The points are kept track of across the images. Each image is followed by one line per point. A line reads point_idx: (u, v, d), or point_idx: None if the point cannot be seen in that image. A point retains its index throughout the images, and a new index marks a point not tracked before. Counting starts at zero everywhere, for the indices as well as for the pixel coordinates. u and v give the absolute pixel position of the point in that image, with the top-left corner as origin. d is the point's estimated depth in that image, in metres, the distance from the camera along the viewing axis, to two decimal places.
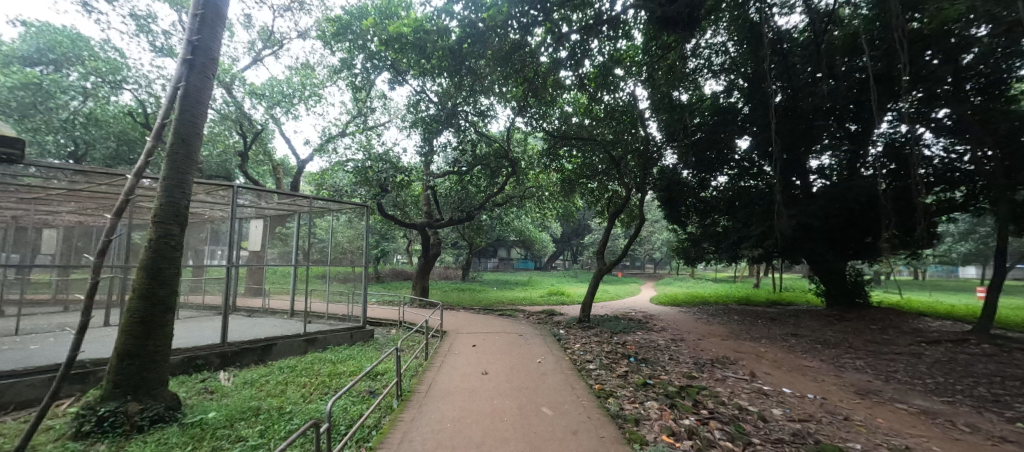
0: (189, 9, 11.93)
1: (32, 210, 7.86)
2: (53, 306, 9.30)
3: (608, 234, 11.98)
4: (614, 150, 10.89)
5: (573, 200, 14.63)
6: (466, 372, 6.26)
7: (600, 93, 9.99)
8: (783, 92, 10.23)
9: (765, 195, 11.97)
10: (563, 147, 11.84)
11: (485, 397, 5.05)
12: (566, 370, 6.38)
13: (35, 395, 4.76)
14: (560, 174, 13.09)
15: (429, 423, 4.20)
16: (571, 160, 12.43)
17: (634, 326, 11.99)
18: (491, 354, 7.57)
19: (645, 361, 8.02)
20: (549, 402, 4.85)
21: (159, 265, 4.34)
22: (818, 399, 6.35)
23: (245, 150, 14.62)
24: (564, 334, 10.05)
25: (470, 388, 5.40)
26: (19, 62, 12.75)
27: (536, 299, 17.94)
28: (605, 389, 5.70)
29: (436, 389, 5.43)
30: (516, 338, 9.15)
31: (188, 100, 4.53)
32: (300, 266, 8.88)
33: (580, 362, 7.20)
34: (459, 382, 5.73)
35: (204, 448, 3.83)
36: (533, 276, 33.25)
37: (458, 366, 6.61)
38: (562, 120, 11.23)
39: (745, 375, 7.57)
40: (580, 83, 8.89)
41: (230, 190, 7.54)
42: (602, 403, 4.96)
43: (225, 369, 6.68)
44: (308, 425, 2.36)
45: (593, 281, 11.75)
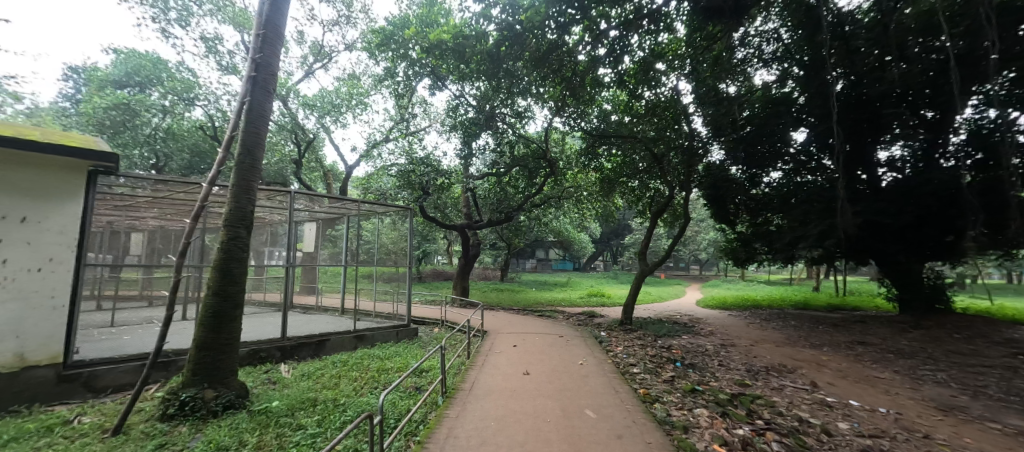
0: (251, 29, 12.90)
1: (123, 216, 8.81)
2: (139, 301, 10.37)
3: (650, 234, 11.67)
4: (656, 148, 10.65)
5: (613, 200, 14.44)
6: (508, 372, 6.37)
7: (641, 89, 9.84)
8: (844, 79, 9.49)
9: (824, 191, 11.15)
10: (603, 146, 11.71)
11: (529, 397, 5.14)
12: (609, 374, 6.31)
13: (129, 380, 5.33)
14: (600, 174, 12.96)
15: (473, 420, 4.34)
16: (610, 159, 12.29)
17: (679, 330, 11.65)
18: (532, 354, 7.66)
19: (692, 366, 7.80)
20: (592, 405, 4.87)
21: (230, 265, 4.76)
22: (892, 414, 5.91)
23: (300, 158, 15.61)
24: (606, 336, 9.92)
25: (512, 388, 5.50)
26: (111, 85, 14.28)
27: (575, 300, 17.82)
28: (651, 394, 5.60)
29: (479, 388, 5.55)
30: (558, 339, 9.19)
31: (252, 112, 4.93)
32: (350, 266, 9.34)
33: (624, 365, 7.11)
34: (502, 381, 5.86)
35: (270, 434, 4.17)
36: (572, 277, 33.02)
37: (501, 366, 6.69)
38: (601, 118, 11.13)
39: (803, 385, 7.18)
40: (620, 81, 8.78)
41: (288, 195, 8.07)
42: (648, 407, 4.91)
43: (285, 362, 7.20)
44: (364, 416, 2.54)
45: (635, 282, 11.50)
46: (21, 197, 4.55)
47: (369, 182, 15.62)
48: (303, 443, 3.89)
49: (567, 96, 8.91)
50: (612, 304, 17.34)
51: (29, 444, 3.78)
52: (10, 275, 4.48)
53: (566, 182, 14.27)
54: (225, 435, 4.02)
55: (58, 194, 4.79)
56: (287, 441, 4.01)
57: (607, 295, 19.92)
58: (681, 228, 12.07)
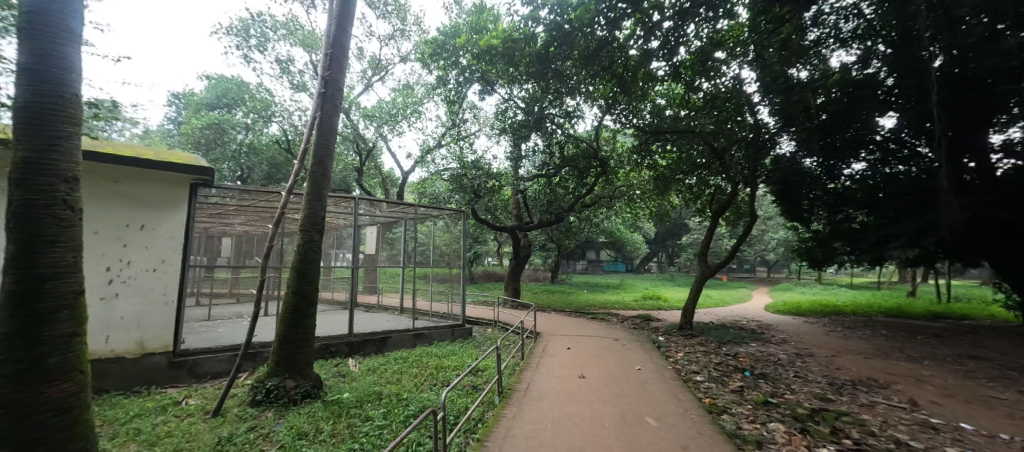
0: (318, 49, 13.93)
1: (216, 222, 9.90)
2: (228, 298, 11.59)
3: (711, 234, 11.12)
4: (716, 142, 10.14)
5: (669, 199, 13.94)
6: (564, 375, 6.37)
7: (698, 81, 9.43)
8: (944, 54, 8.11)
9: (921, 183, 10.01)
10: (657, 143, 11.31)
11: (586, 401, 5.14)
12: (671, 381, 6.14)
13: (224, 368, 5.92)
14: (654, 172, 12.59)
15: (532, 421, 4.43)
16: (665, 155, 11.95)
17: (747, 337, 10.99)
18: (587, 357, 7.61)
19: (763, 376, 7.35)
20: (654, 412, 4.77)
21: (305, 267, 5.21)
22: (1014, 441, 5.19)
23: (361, 166, 16.62)
24: (665, 341, 9.65)
25: (568, 391, 5.52)
26: (204, 107, 16.07)
27: (628, 303, 17.38)
28: (717, 404, 5.37)
29: (534, 390, 5.60)
30: (613, 342, 9.06)
31: (321, 126, 5.35)
32: (408, 267, 9.81)
33: (686, 372, 6.88)
34: (557, 384, 5.89)
35: (343, 423, 4.51)
36: (626, 279, 32.17)
37: (556, 369, 6.72)
38: (653, 113, 10.83)
39: (899, 403, 6.51)
40: (675, 73, 8.46)
41: (353, 201, 8.64)
42: (716, 419, 4.71)
43: (352, 357, 7.72)
44: (427, 414, 2.70)
45: (695, 284, 11.05)
46: (135, 208, 5.26)
47: (423, 186, 16.29)
48: (372, 434, 4.17)
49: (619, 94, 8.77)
50: (670, 307, 16.72)
51: (150, 420, 4.39)
52: (133, 275, 5.23)
53: (618, 180, 14.00)
54: (305, 422, 4.42)
55: (163, 205, 5.47)
56: (358, 430, 4.33)
57: (663, 298, 19.28)
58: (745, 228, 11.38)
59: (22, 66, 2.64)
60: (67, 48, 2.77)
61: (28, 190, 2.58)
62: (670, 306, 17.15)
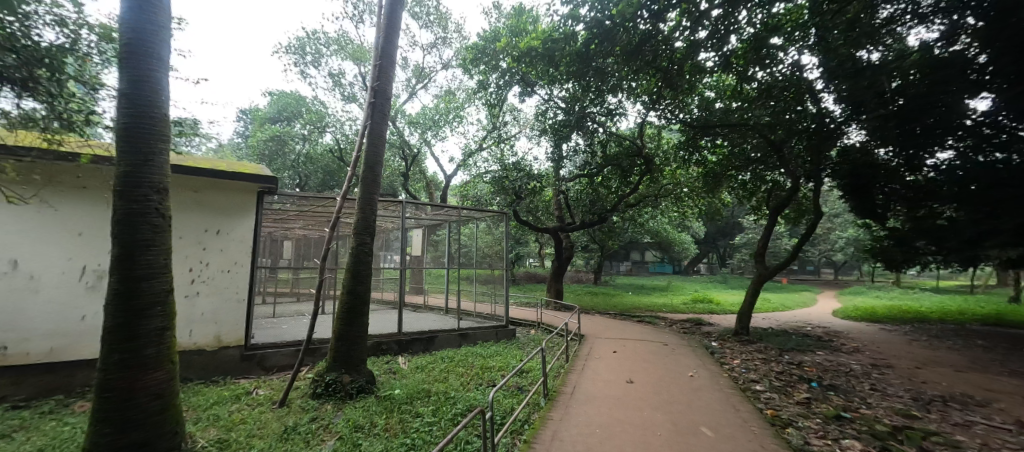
0: (366, 61, 14.61)
1: (278, 227, 10.66)
2: (289, 297, 12.45)
3: (769, 234, 10.55)
4: (772, 133, 9.27)
5: (720, 196, 13.35)
6: (610, 379, 6.29)
7: (752, 70, 8.79)
8: None
9: None
10: (706, 137, 10.89)
11: (633, 407, 5.05)
12: (726, 389, 5.88)
13: (289, 362, 6.30)
14: (702, 168, 12.19)
15: (577, 425, 4.44)
16: (714, 150, 11.49)
17: (811, 345, 10.28)
18: (634, 362, 7.44)
19: (833, 388, 6.87)
20: (709, 422, 4.60)
21: (359, 268, 5.50)
22: None
23: (407, 171, 17.22)
24: (719, 347, 9.23)
25: (615, 396, 5.45)
26: (266, 121, 17.35)
27: (677, 306, 16.79)
28: (780, 416, 5.09)
29: (580, 393, 5.60)
30: (662, 347, 8.82)
31: (372, 134, 5.65)
32: (452, 268, 10.07)
33: (743, 381, 6.56)
34: (603, 388, 5.82)
35: (395, 418, 4.73)
36: (673, 281, 31.09)
37: (603, 373, 6.64)
38: (701, 107, 10.45)
39: (1003, 424, 5.80)
40: (725, 64, 8.11)
41: (401, 205, 9.00)
42: (780, 432, 4.46)
43: (401, 355, 8.04)
44: (477, 414, 2.76)
45: (750, 287, 10.52)
46: (212, 215, 5.81)
47: (466, 189, 16.65)
48: (422, 430, 4.34)
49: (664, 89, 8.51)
50: (723, 311, 15.98)
51: (225, 408, 4.82)
52: (212, 275, 5.79)
53: (665, 178, 13.61)
54: (361, 416, 4.68)
55: (237, 211, 5.99)
56: (409, 425, 4.52)
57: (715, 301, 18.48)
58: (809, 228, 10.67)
59: (123, 91, 3.02)
60: (157, 74, 3.13)
61: (129, 199, 2.95)
62: (722, 309, 16.41)
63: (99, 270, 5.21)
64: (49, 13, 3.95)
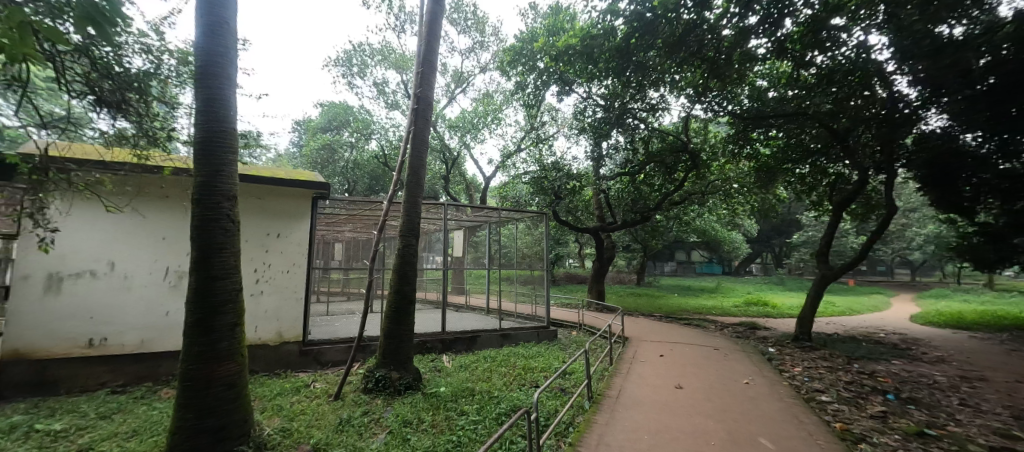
0: (408, 68, 15.12)
1: (330, 230, 11.27)
2: (340, 296, 13.12)
3: (832, 231, 9.88)
4: (835, 123, 8.26)
5: (775, 191, 12.56)
6: (658, 384, 6.15)
7: (809, 56, 8.00)
8: None
9: None
10: (756, 130, 10.26)
11: (682, 414, 4.93)
12: (787, 399, 5.59)
13: (342, 357, 6.66)
14: (754, 162, 11.61)
15: (625, 430, 4.39)
16: (767, 143, 10.86)
17: (881, 352, 9.51)
18: (683, 367, 7.23)
19: (914, 401, 6.31)
20: (768, 433, 4.40)
21: (405, 269, 5.72)
22: None
23: (448, 174, 17.62)
24: (776, 353, 8.75)
25: (663, 401, 5.35)
26: (317, 130, 18.36)
27: (727, 309, 16.06)
28: (852, 431, 4.75)
29: (626, 397, 5.52)
30: (714, 352, 8.49)
31: (415, 139, 5.86)
32: (493, 268, 10.21)
33: (807, 391, 6.17)
34: (651, 392, 5.72)
35: (441, 415, 4.88)
36: (722, 282, 29.75)
37: (649, 377, 6.51)
38: (753, 97, 9.94)
39: None
40: (780, 49, 7.64)
41: (443, 208, 9.26)
42: (852, 448, 4.17)
43: (445, 353, 8.27)
44: (522, 414, 2.80)
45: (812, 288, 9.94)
46: (274, 220, 6.26)
47: (505, 190, 16.81)
48: (467, 428, 4.45)
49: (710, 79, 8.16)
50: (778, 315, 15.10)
51: (287, 399, 5.18)
52: (274, 275, 6.24)
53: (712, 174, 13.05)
54: (409, 412, 4.87)
55: (295, 216, 6.42)
56: (455, 422, 4.65)
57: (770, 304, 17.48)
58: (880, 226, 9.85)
59: (197, 108, 3.34)
60: (225, 91, 3.41)
61: (204, 207, 3.25)
62: (778, 312, 15.50)
63: (180, 271, 5.75)
64: (137, 44, 4.45)
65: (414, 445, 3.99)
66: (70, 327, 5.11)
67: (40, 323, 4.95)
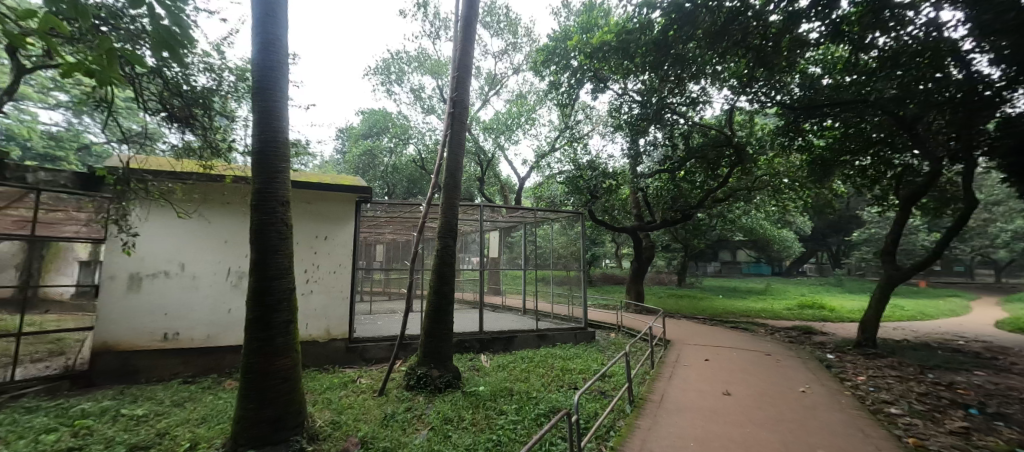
0: (442, 73, 15.46)
1: (374, 232, 11.75)
2: (383, 296, 13.62)
3: (900, 230, 9.16)
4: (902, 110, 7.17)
5: (832, 185, 11.48)
6: (703, 389, 5.98)
7: (870, 37, 6.92)
8: None
9: None
10: (809, 121, 9.32)
11: (730, 422, 4.76)
12: (848, 410, 5.26)
13: (386, 354, 6.93)
14: (806, 155, 10.73)
15: (669, 437, 4.30)
16: (822, 134, 9.93)
17: (953, 360, 8.73)
18: (729, 372, 6.98)
19: (1004, 417, 5.61)
20: (826, 445, 4.16)
21: (444, 269, 5.87)
22: None
23: (483, 176, 17.84)
24: (836, 360, 8.22)
25: (709, 408, 5.19)
26: (358, 137, 19.13)
27: (776, 312, 15.27)
28: (926, 446, 4.36)
29: (669, 402, 5.41)
30: (764, 358, 8.12)
31: (452, 143, 6.01)
32: (529, 269, 10.25)
33: (873, 402, 5.75)
34: (695, 398, 5.58)
35: (480, 414, 4.97)
36: (770, 283, 28.29)
37: (693, 382, 6.33)
38: (806, 86, 8.91)
39: None
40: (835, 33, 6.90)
41: (479, 209, 9.41)
42: None
43: (483, 353, 8.40)
44: (562, 415, 2.81)
45: (877, 292, 9.26)
46: (322, 223, 6.61)
47: (540, 191, 16.82)
48: (506, 427, 4.52)
49: (757, 68, 7.74)
50: (836, 318, 14.17)
51: (336, 393, 5.46)
52: (322, 275, 6.59)
53: (759, 169, 12.45)
54: (450, 409, 5.00)
55: (341, 219, 6.74)
56: (494, 421, 4.74)
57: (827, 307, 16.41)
58: (956, 220, 9.11)
59: (255, 120, 3.61)
60: (278, 103, 3.67)
61: (262, 211, 3.51)
62: (836, 316, 14.54)
63: (240, 272, 6.19)
64: (203, 64, 4.86)
65: (455, 443, 4.10)
66: (147, 322, 5.63)
67: (121, 318, 5.50)
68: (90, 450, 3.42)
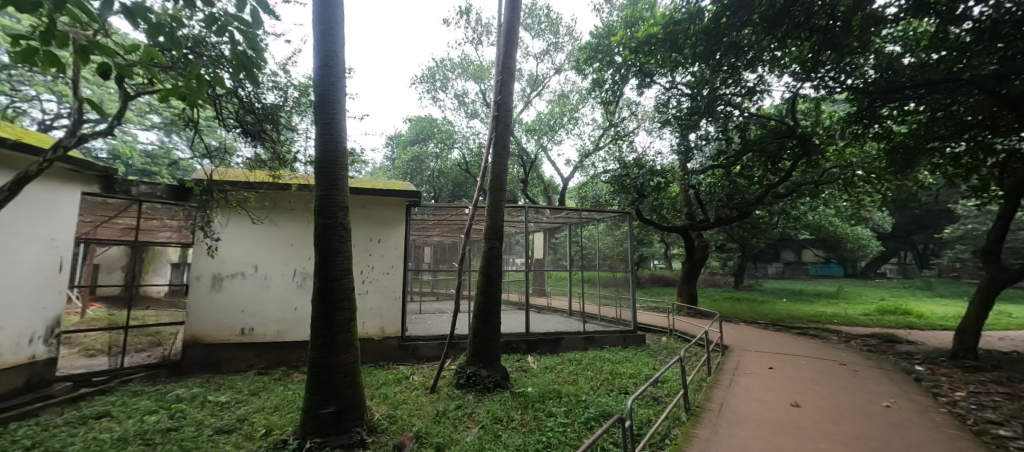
0: (485, 78, 15.79)
1: (423, 235, 12.20)
2: (432, 296, 14.12)
3: (1001, 227, 8.15)
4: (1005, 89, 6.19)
5: (915, 179, 10.33)
6: (769, 400, 5.67)
7: (964, 6, 6.10)
8: None
9: None
10: (886, 105, 8.49)
11: (799, 435, 4.49)
12: (944, 430, 4.78)
13: (436, 353, 7.16)
14: (886, 142, 9.68)
15: (730, 448, 4.15)
16: (903, 119, 8.87)
17: None
18: (797, 382, 6.56)
19: None
20: None
21: (490, 271, 6.00)
22: None
23: (526, 177, 17.96)
24: (924, 373, 7.43)
25: (776, 420, 4.92)
26: (406, 143, 19.93)
27: (847, 317, 14.10)
28: None
29: (730, 411, 5.20)
30: (841, 368, 7.52)
31: (497, 145, 6.13)
32: (575, 270, 10.20)
33: (975, 422, 5.15)
34: (760, 409, 5.31)
35: (530, 415, 5.04)
36: (840, 286, 26.08)
37: (756, 391, 6.03)
38: (881, 66, 8.00)
39: None
40: (918, 7, 6.21)
41: (524, 211, 9.49)
42: None
43: (530, 354, 8.46)
44: (614, 419, 2.78)
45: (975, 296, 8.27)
46: (376, 227, 6.97)
47: (584, 191, 16.68)
48: (556, 429, 4.56)
49: (823, 51, 7.19)
50: (920, 325, 12.84)
51: (391, 389, 5.74)
52: (376, 276, 6.96)
53: (826, 161, 11.54)
54: (499, 409, 5.09)
55: (394, 223, 7.07)
56: (543, 423, 4.78)
57: (910, 313, 14.86)
58: None
59: (318, 132, 3.90)
60: (338, 115, 3.93)
61: (325, 217, 3.79)
62: (920, 323, 13.16)
63: (306, 274, 6.64)
64: (272, 82, 5.31)
65: (506, 442, 4.18)
66: (227, 318, 6.23)
67: (207, 314, 6.14)
68: (185, 431, 3.86)
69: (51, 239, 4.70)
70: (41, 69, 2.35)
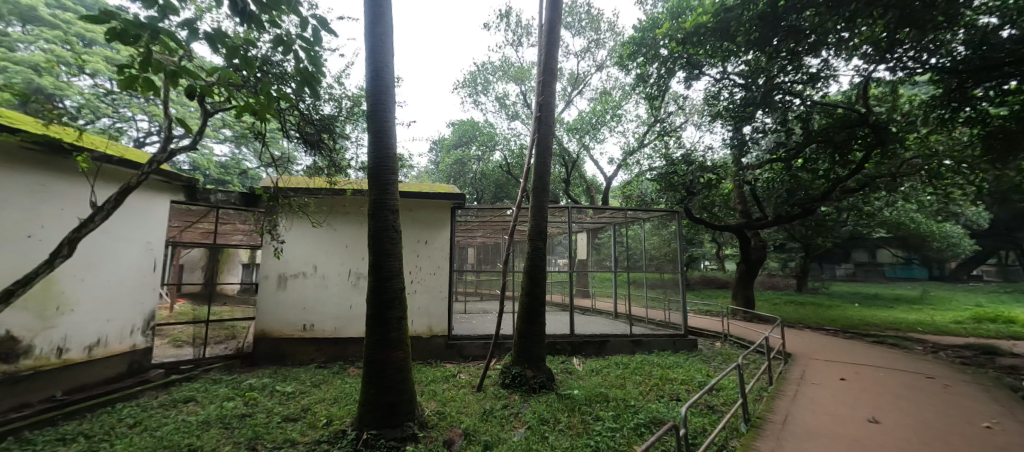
0: (525, 80, 15.87)
1: (468, 236, 12.45)
2: (477, 296, 14.39)
3: None
4: None
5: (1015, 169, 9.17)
6: (843, 414, 5.29)
7: None
8: None
9: None
10: (980, 85, 7.61)
11: None
12: None
13: (482, 352, 7.30)
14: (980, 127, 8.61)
15: None
16: (1000, 100, 7.89)
17: None
18: (875, 396, 6.05)
19: None
20: None
21: (535, 271, 6.05)
22: None
23: (569, 177, 17.87)
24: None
25: (851, 437, 4.59)
26: (450, 147, 20.46)
27: (927, 324, 12.82)
28: None
29: (794, 424, 4.92)
30: (929, 383, 6.82)
31: (539, 146, 6.17)
32: (621, 271, 10.01)
33: None
34: (830, 423, 4.98)
35: (576, 417, 5.03)
36: (923, 289, 23.60)
37: (825, 404, 5.64)
38: (972, 41, 6.92)
39: None
40: None
41: (568, 211, 9.43)
42: None
43: (575, 356, 8.42)
44: (668, 426, 2.72)
45: None
46: (424, 228, 7.25)
47: (628, 189, 16.33)
48: (604, 434, 4.52)
49: (902, 29, 6.61)
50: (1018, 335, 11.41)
51: (440, 386, 5.94)
52: (424, 276, 7.22)
53: (906, 151, 10.55)
54: (546, 411, 5.11)
55: (441, 224, 7.31)
56: (591, 427, 4.73)
57: (1009, 321, 13.16)
58: None
59: (370, 138, 4.13)
60: (388, 122, 4.14)
61: (377, 219, 4.00)
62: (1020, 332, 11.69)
63: (360, 274, 7.01)
64: (328, 95, 5.69)
65: (554, 444, 4.21)
66: (291, 314, 6.71)
67: (274, 311, 6.65)
68: (257, 417, 4.23)
69: (147, 242, 5.31)
70: (142, 91, 2.71)
